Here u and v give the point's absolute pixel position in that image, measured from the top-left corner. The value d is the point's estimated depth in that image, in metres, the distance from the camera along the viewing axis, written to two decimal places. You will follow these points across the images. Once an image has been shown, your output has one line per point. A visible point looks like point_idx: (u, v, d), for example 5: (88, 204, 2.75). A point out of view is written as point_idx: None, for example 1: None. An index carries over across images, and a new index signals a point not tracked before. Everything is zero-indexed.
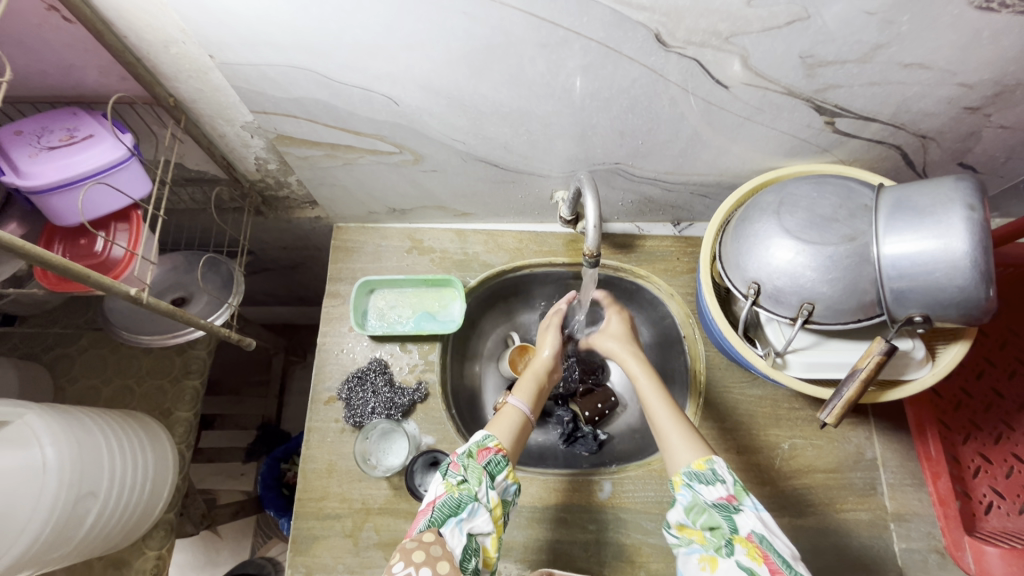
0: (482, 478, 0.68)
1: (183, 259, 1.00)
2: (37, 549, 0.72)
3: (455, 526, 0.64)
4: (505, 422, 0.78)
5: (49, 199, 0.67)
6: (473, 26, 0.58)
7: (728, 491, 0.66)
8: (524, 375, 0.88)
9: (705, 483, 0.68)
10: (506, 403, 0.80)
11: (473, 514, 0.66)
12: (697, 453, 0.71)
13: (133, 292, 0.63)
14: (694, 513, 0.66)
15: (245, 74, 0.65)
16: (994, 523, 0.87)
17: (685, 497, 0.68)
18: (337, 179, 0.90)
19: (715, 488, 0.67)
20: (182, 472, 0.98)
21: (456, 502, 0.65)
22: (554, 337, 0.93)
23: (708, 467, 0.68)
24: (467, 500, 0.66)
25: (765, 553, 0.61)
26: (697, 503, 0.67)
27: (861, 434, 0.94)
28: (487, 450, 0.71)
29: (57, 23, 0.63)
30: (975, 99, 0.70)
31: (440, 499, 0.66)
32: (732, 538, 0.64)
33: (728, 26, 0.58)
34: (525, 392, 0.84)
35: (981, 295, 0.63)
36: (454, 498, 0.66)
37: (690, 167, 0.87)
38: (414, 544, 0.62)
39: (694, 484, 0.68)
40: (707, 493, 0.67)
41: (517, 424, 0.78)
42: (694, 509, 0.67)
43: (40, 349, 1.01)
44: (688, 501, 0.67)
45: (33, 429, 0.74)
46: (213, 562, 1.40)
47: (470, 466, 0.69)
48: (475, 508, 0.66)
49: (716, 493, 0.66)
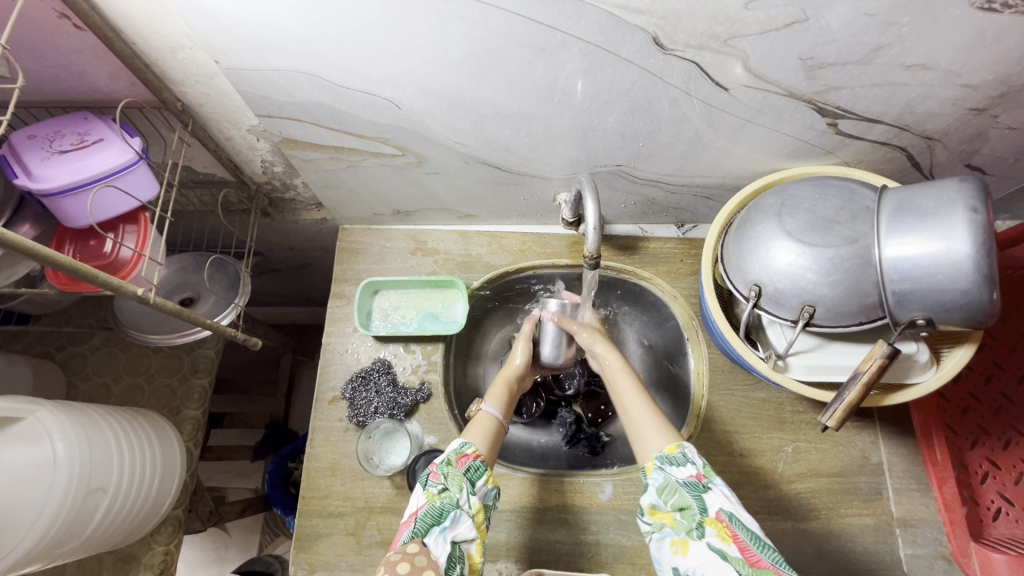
0: (463, 485, 0.69)
1: (191, 260, 1.01)
2: (47, 543, 0.73)
3: (439, 535, 0.64)
4: (480, 427, 0.79)
5: (60, 201, 0.69)
6: (472, 31, 0.59)
7: (697, 470, 0.67)
8: (495, 380, 0.90)
9: (676, 465, 0.67)
10: (478, 410, 0.82)
11: (456, 522, 0.66)
12: (669, 438, 0.71)
13: (141, 292, 0.64)
14: (666, 494, 0.66)
15: (250, 79, 0.67)
16: (1002, 530, 0.86)
17: (656, 479, 0.67)
18: (342, 181, 0.91)
19: (685, 469, 0.67)
20: (189, 469, 1.00)
21: (439, 511, 0.66)
22: (526, 346, 0.94)
23: (679, 450, 0.69)
24: (449, 508, 0.66)
25: (734, 531, 0.61)
26: (669, 484, 0.66)
27: (866, 438, 0.93)
28: (466, 457, 0.72)
29: (69, 31, 0.65)
30: (980, 99, 0.69)
31: (422, 509, 0.67)
32: (702, 520, 0.63)
33: (726, 29, 0.58)
34: (496, 398, 0.85)
35: (984, 298, 0.62)
36: (436, 507, 0.66)
37: (692, 169, 0.87)
38: (399, 557, 0.62)
39: (666, 467, 0.68)
40: (678, 474, 0.67)
41: (493, 429, 0.79)
42: (666, 490, 0.66)
43: (53, 348, 1.03)
44: (660, 483, 0.67)
45: (45, 425, 0.75)
46: (221, 559, 1.42)
47: (450, 474, 0.70)
48: (458, 516, 0.66)
49: (686, 473, 0.66)
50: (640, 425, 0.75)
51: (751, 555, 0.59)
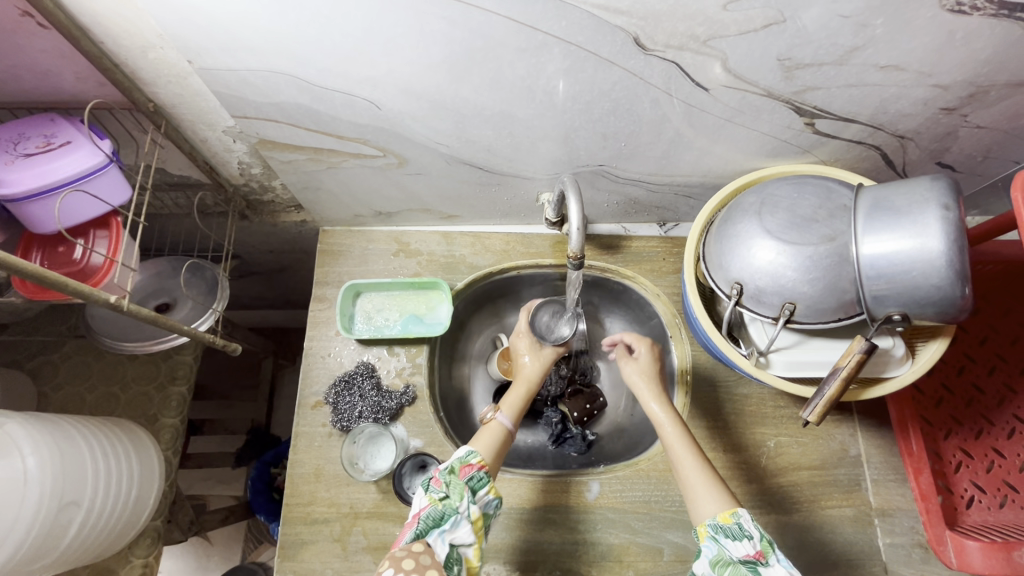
0: (464, 493, 0.69)
1: (166, 265, 0.99)
2: (19, 560, 0.71)
3: (437, 538, 0.66)
4: (488, 435, 0.79)
5: (26, 207, 0.66)
6: (452, 31, 0.58)
7: (755, 547, 0.66)
8: (514, 384, 0.89)
9: (732, 538, 0.67)
10: (490, 417, 0.81)
11: (456, 526, 0.67)
12: (724, 504, 0.71)
13: (113, 300, 0.62)
14: (719, 567, 0.66)
15: (225, 79, 0.65)
16: (975, 517, 0.88)
17: (709, 551, 0.68)
18: (322, 183, 0.90)
19: (742, 544, 0.66)
20: (168, 479, 0.97)
21: (440, 514, 0.66)
22: (528, 347, 0.94)
23: (734, 521, 0.68)
24: (450, 513, 0.67)
25: None
26: (722, 557, 0.67)
27: (845, 431, 0.95)
28: (470, 466, 0.72)
29: (33, 29, 0.63)
30: (950, 99, 0.71)
31: (423, 511, 0.67)
32: None
33: (706, 29, 0.58)
34: (510, 404, 0.84)
35: (957, 293, 0.63)
36: (437, 510, 0.67)
37: (673, 169, 0.87)
38: (404, 553, 0.63)
39: (720, 538, 0.68)
40: (733, 548, 0.66)
41: (498, 437, 0.79)
42: (720, 563, 0.66)
43: (23, 357, 1.00)
44: (713, 555, 0.67)
45: (13, 438, 0.72)
46: (203, 569, 1.39)
47: (452, 483, 0.70)
48: (457, 521, 0.67)
49: (744, 548, 0.66)
50: (692, 485, 0.74)
51: None
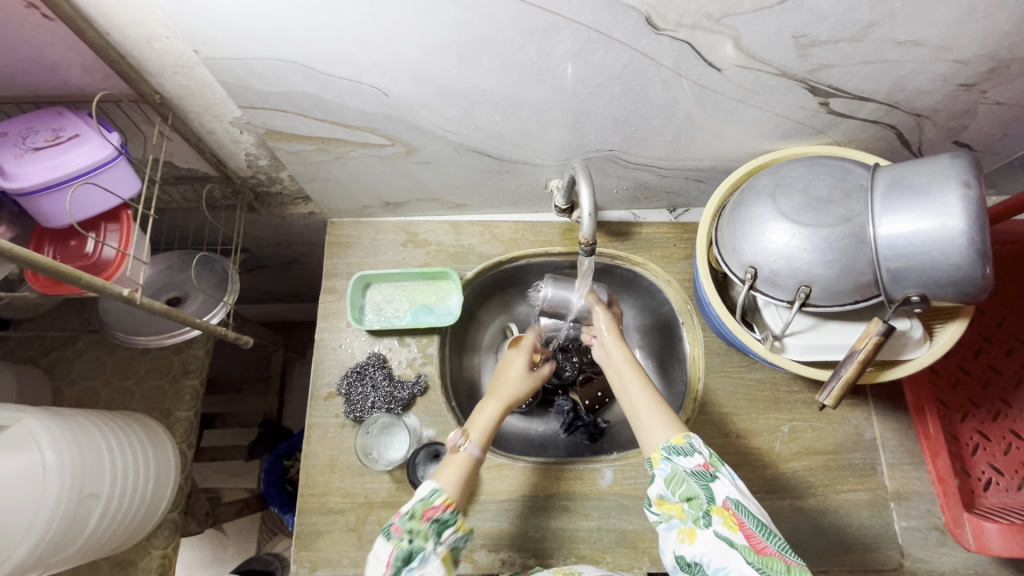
0: (429, 536, 0.66)
1: (177, 259, 0.99)
2: (42, 551, 0.72)
3: None
4: (452, 469, 0.73)
5: (37, 201, 0.66)
6: (460, 14, 0.57)
7: (704, 459, 0.66)
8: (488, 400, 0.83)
9: (683, 455, 0.67)
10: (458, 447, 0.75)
11: (424, 562, 0.65)
12: (674, 429, 0.71)
13: (125, 292, 0.62)
14: (673, 484, 0.66)
15: (231, 69, 0.65)
16: (993, 499, 0.87)
17: (663, 471, 0.67)
18: (330, 173, 0.89)
19: (692, 458, 0.67)
20: (183, 471, 0.98)
21: (407, 554, 0.65)
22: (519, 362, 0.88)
23: (685, 440, 0.68)
24: (417, 551, 0.65)
25: (740, 519, 0.61)
26: (676, 474, 0.66)
27: (860, 415, 0.94)
28: (435, 509, 0.68)
29: (38, 21, 0.62)
30: (970, 75, 0.69)
31: (390, 557, 0.65)
32: (709, 509, 0.63)
33: (719, 6, 0.57)
34: (479, 431, 0.78)
35: (978, 273, 0.62)
36: (404, 551, 0.65)
37: (684, 152, 0.86)
38: None
39: (673, 458, 0.67)
40: (685, 464, 0.66)
41: (461, 472, 0.73)
42: (674, 481, 0.66)
43: (37, 353, 1.00)
44: (667, 474, 0.67)
45: (32, 433, 0.73)
46: (219, 560, 1.40)
47: (415, 528, 0.66)
48: (427, 556, 0.65)
49: (693, 462, 0.66)
50: (641, 418, 0.74)
51: (757, 542, 0.60)
